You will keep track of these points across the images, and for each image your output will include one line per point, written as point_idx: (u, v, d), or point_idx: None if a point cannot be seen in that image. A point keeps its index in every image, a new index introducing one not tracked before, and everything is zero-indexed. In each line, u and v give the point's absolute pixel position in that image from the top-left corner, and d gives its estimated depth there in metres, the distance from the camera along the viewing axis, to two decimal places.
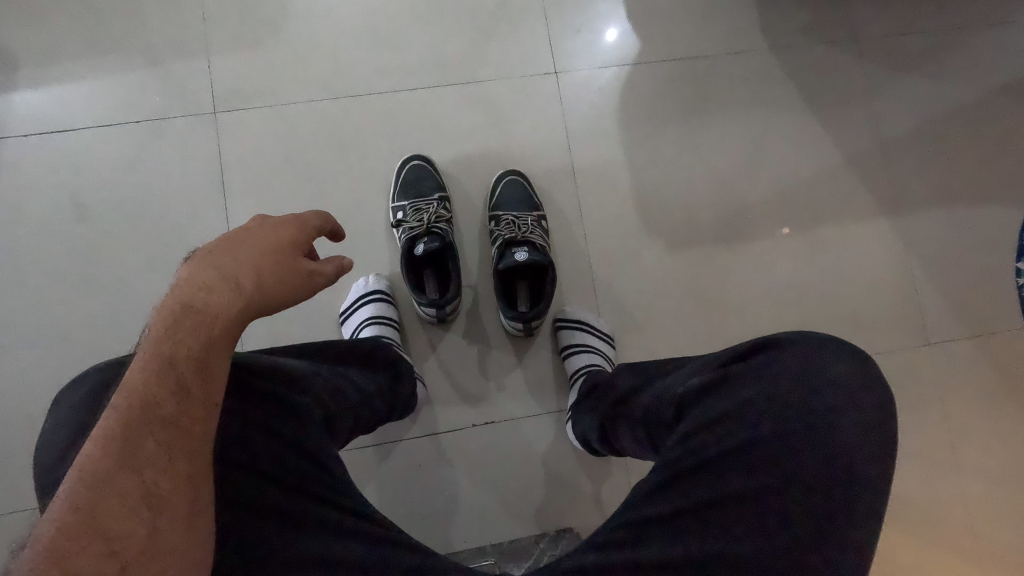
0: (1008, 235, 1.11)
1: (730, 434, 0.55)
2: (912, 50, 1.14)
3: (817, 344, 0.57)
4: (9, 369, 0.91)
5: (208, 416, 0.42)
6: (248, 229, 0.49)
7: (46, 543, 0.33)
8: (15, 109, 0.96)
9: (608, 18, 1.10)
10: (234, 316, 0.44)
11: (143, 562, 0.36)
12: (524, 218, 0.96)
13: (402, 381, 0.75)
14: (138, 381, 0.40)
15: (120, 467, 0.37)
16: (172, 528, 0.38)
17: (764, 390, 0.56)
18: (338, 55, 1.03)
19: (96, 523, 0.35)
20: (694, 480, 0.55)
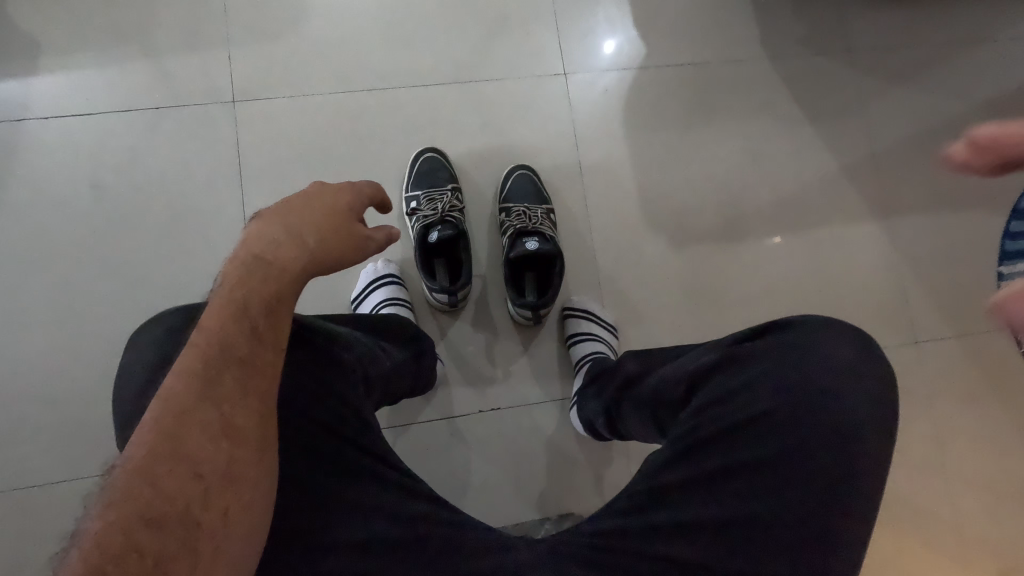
0: (991, 241, 1.16)
1: (741, 407, 0.58)
2: (901, 63, 1.20)
3: (824, 322, 0.60)
4: (28, 346, 0.93)
5: (275, 358, 0.52)
6: (309, 193, 0.58)
7: (147, 453, 0.44)
8: (36, 92, 0.98)
9: (615, 24, 1.15)
10: (297, 270, 0.54)
11: (222, 481, 0.46)
12: (535, 209, 1.00)
13: (424, 355, 0.87)
14: (217, 326, 0.50)
15: (203, 401, 0.47)
16: (247, 457, 0.48)
17: (775, 367, 0.59)
18: (355, 51, 1.07)
19: (182, 447, 0.45)
20: (707, 451, 0.58)
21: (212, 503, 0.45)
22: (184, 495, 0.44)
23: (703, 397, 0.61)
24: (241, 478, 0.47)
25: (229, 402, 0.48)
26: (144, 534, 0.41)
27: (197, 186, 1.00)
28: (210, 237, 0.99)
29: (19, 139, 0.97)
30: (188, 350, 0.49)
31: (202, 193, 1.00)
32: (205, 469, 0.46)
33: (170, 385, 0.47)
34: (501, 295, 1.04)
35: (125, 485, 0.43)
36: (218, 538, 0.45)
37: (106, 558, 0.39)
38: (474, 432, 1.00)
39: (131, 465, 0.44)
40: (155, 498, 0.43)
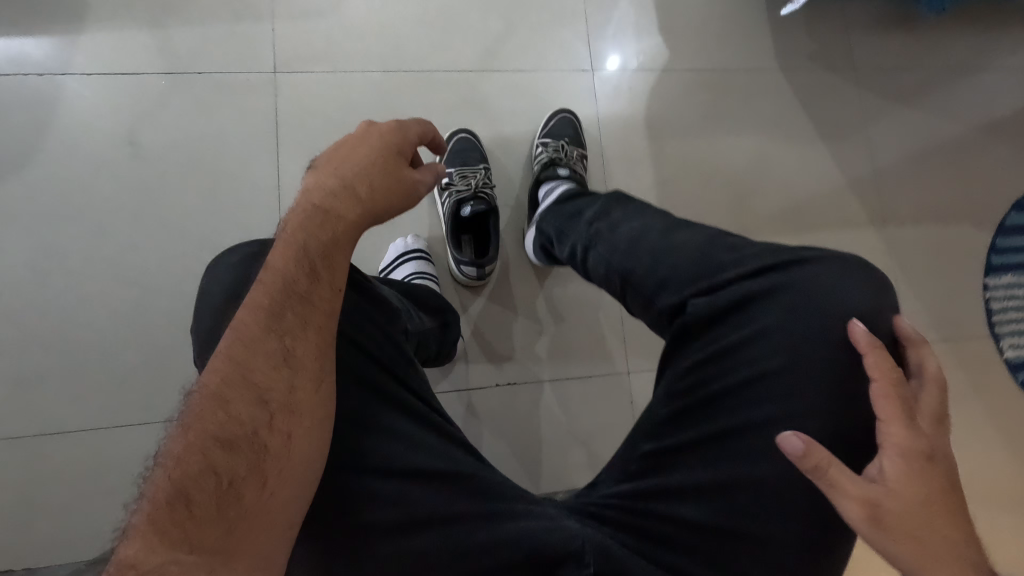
0: (978, 253, 1.24)
1: (743, 362, 0.58)
2: (902, 84, 1.28)
3: (839, 268, 0.58)
4: (56, 295, 0.94)
5: (334, 297, 0.53)
6: (361, 133, 0.62)
7: (218, 380, 0.49)
8: (81, 49, 1.00)
9: (642, 29, 1.21)
10: (355, 214, 0.57)
11: (283, 409, 0.49)
12: (570, 148, 1.06)
13: (450, 329, 0.88)
14: (281, 266, 0.54)
15: (267, 334, 0.51)
16: (305, 387, 0.50)
17: (783, 318, 0.57)
18: (395, 34, 1.11)
19: (250, 376, 0.50)
20: (702, 415, 0.58)
21: (276, 428, 0.49)
22: (251, 420, 0.48)
23: (704, 347, 0.60)
24: (301, 407, 0.50)
25: (289, 335, 0.51)
26: (219, 452, 0.46)
27: (233, 151, 1.02)
28: (243, 201, 1.01)
29: (60, 94, 0.99)
30: (258, 287, 0.53)
31: (238, 158, 1.02)
32: (270, 396, 0.49)
33: (240, 318, 0.52)
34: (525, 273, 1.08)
35: (201, 407, 0.48)
36: (281, 460, 0.48)
37: (186, 472, 0.45)
38: (489, 405, 1.03)
39: (206, 390, 0.48)
40: (226, 421, 0.47)
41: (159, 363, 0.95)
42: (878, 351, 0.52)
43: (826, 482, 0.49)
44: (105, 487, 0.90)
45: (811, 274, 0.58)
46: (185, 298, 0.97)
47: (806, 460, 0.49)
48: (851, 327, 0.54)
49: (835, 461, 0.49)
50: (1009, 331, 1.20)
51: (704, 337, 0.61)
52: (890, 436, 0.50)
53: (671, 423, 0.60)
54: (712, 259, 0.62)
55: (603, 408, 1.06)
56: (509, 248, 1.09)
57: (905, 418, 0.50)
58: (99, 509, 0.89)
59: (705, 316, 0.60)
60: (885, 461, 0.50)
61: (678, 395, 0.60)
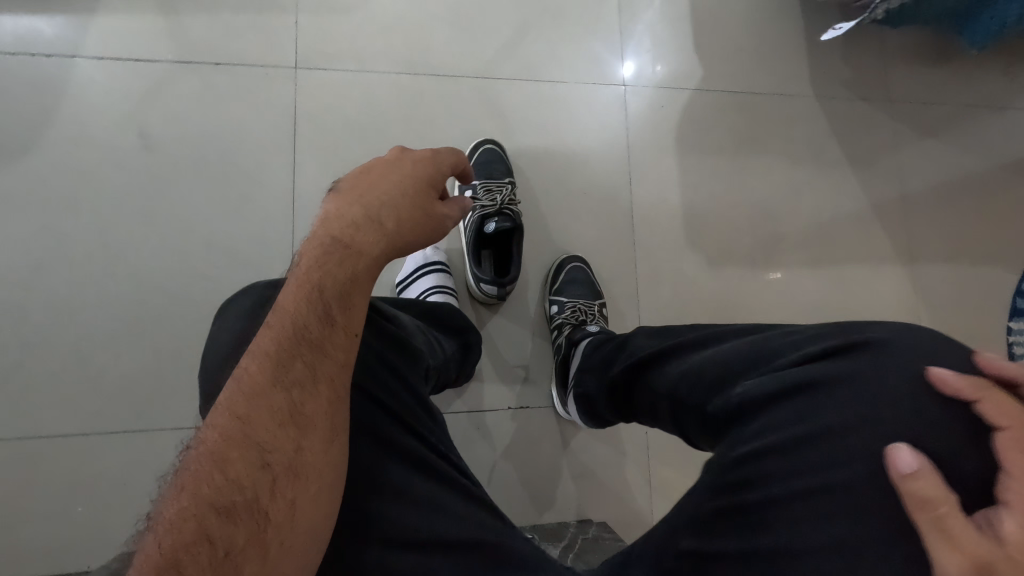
0: (1003, 296, 1.22)
1: (804, 462, 0.48)
2: (936, 117, 1.25)
3: (928, 347, 0.48)
4: (54, 289, 0.90)
5: (349, 344, 0.49)
6: (389, 160, 0.58)
7: (215, 437, 0.44)
8: (94, 31, 0.95)
9: (677, 45, 1.17)
10: (378, 249, 0.52)
11: (289, 471, 0.44)
12: (590, 305, 0.99)
13: (470, 351, 0.85)
14: (292, 306, 0.49)
15: (274, 385, 0.46)
16: (314, 448, 0.46)
17: (850, 413, 0.47)
18: (423, 35, 1.06)
19: (253, 433, 0.44)
20: (759, 520, 0.49)
21: (279, 493, 0.44)
22: (252, 484, 0.43)
23: (758, 439, 0.50)
24: (308, 470, 0.45)
25: (299, 388, 0.47)
26: (214, 521, 0.41)
27: (248, 149, 0.97)
28: (257, 200, 0.97)
29: (69, 78, 0.94)
30: (264, 330, 0.48)
31: (252, 156, 0.97)
32: (274, 458, 0.44)
33: (244, 366, 0.47)
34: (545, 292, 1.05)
35: (197, 466, 0.43)
36: (284, 529, 0.43)
37: (178, 543, 0.40)
38: (501, 429, 0.99)
39: (203, 448, 0.44)
40: (224, 486, 0.42)
41: (161, 367, 0.91)
42: (993, 396, 0.43)
43: (928, 521, 0.38)
44: (99, 495, 0.86)
45: (881, 359, 0.48)
46: (192, 299, 0.93)
47: (911, 486, 0.40)
48: (926, 370, 0.46)
49: (950, 497, 0.38)
50: None
51: (756, 425, 0.51)
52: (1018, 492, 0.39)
53: (722, 522, 0.51)
54: (765, 346, 0.55)
55: (618, 438, 1.03)
56: (533, 266, 1.05)
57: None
58: (91, 517, 0.85)
59: (760, 403, 0.52)
60: (1005, 517, 0.38)
61: (730, 490, 0.51)
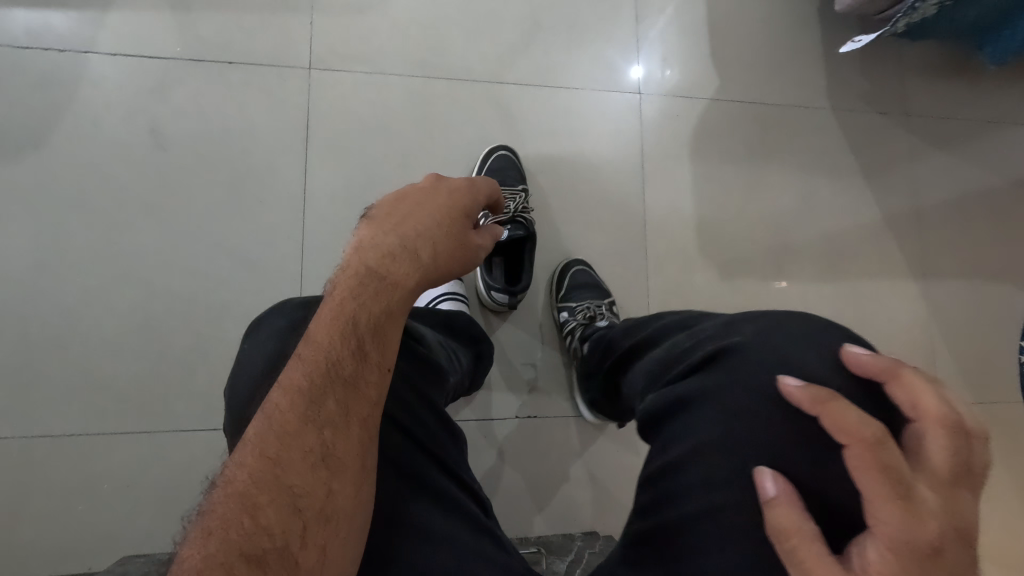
0: (1015, 315, 1.20)
1: (689, 473, 0.52)
2: (953, 132, 1.24)
3: (792, 343, 0.53)
4: (63, 287, 0.89)
5: (382, 379, 0.49)
6: (425, 189, 0.59)
7: (245, 479, 0.43)
8: (108, 26, 0.94)
9: (695, 53, 1.16)
10: (414, 281, 0.53)
11: (320, 516, 0.44)
12: (598, 305, 0.98)
13: (483, 362, 0.85)
14: (325, 340, 0.49)
15: (306, 424, 0.46)
16: (345, 490, 0.45)
17: (717, 422, 0.52)
18: (439, 37, 1.05)
19: (284, 475, 0.44)
20: (668, 535, 0.52)
21: (310, 540, 0.43)
22: (282, 530, 0.42)
23: (667, 449, 0.55)
24: (338, 515, 0.44)
25: (331, 428, 0.46)
26: (245, 570, 0.40)
27: (261, 149, 0.97)
28: (268, 201, 0.96)
29: (80, 75, 0.93)
30: (296, 364, 0.48)
31: (264, 156, 0.96)
32: (305, 502, 0.44)
33: (275, 402, 0.47)
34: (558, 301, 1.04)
35: (226, 510, 0.42)
36: None
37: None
38: (508, 439, 0.98)
39: (232, 489, 0.43)
40: (254, 532, 0.41)
41: (167, 368, 0.90)
42: (830, 405, 0.43)
43: (786, 554, 0.42)
44: (101, 496, 0.85)
45: (739, 368, 0.53)
46: (201, 299, 0.92)
47: (772, 514, 0.44)
48: (844, 352, 0.48)
49: (804, 527, 0.42)
50: None
51: (665, 435, 0.57)
52: (878, 521, 0.39)
53: (643, 543, 0.54)
54: (670, 357, 0.62)
55: (624, 450, 1.02)
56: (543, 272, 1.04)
57: (897, 496, 0.38)
58: (92, 519, 0.85)
59: (659, 421, 0.58)
60: (869, 547, 0.40)
61: (648, 511, 0.55)
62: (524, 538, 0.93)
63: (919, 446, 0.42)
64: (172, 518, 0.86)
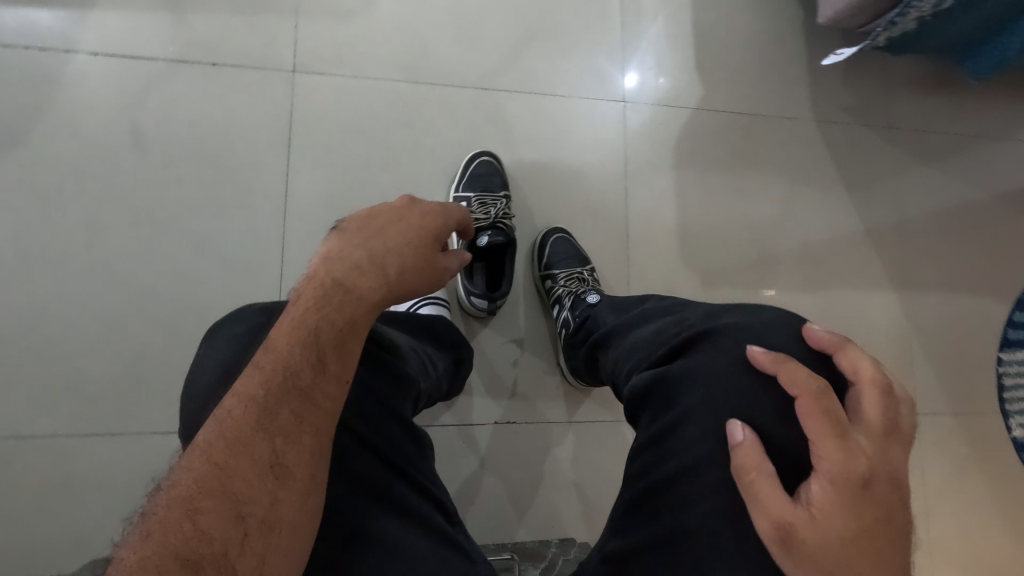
0: (995, 329, 1.21)
1: (677, 443, 0.53)
2: (935, 145, 1.25)
3: (764, 326, 0.54)
4: (40, 286, 0.88)
5: (339, 392, 0.49)
6: (399, 208, 0.59)
7: (190, 482, 0.43)
8: (90, 26, 0.94)
9: (680, 63, 1.17)
10: (378, 297, 0.53)
11: (263, 524, 0.43)
12: (581, 271, 0.99)
13: (461, 367, 0.85)
14: (285, 350, 0.49)
15: (257, 432, 0.45)
16: (291, 500, 0.45)
17: (698, 395, 0.53)
18: (425, 43, 1.06)
19: (230, 481, 0.43)
20: (660, 500, 0.52)
21: (251, 549, 0.42)
22: (223, 536, 0.42)
23: (651, 426, 0.56)
24: (282, 524, 0.44)
25: (282, 438, 0.46)
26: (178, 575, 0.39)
27: (243, 151, 0.96)
28: (249, 203, 0.95)
29: (62, 73, 0.93)
30: (254, 372, 0.48)
31: (246, 159, 0.96)
32: (249, 510, 0.43)
33: (228, 408, 0.46)
34: (536, 307, 1.04)
35: (167, 513, 0.42)
36: None
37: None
38: (487, 444, 0.98)
39: (177, 492, 0.43)
40: (193, 536, 0.41)
41: (140, 372, 0.89)
42: (789, 366, 0.48)
43: (747, 490, 0.46)
44: (73, 499, 0.84)
45: (716, 350, 0.54)
46: (179, 300, 0.91)
47: (736, 455, 0.47)
48: (806, 330, 0.52)
49: (763, 467, 0.46)
50: (1017, 411, 1.18)
51: (651, 413, 0.57)
52: (821, 460, 0.44)
53: (636, 512, 0.54)
54: (657, 337, 0.62)
55: (603, 458, 1.02)
56: (521, 280, 1.04)
57: (836, 435, 0.44)
58: (61, 521, 0.84)
59: (645, 398, 0.58)
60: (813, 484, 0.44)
61: (637, 482, 0.55)
62: (500, 543, 0.93)
63: (856, 404, 0.47)
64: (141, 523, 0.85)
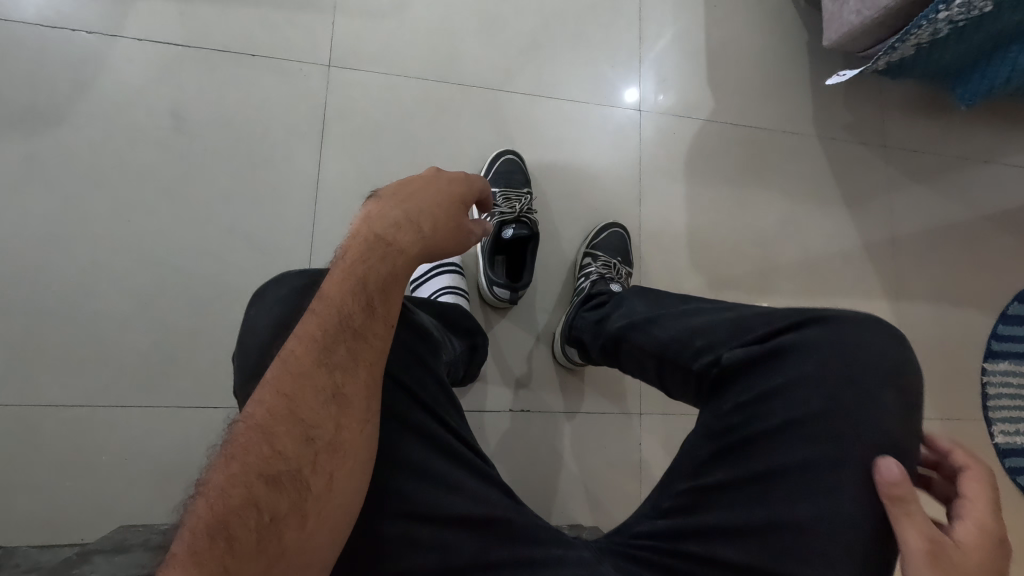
0: (979, 340, 1.28)
1: (777, 408, 0.57)
2: (928, 165, 1.33)
3: (865, 321, 0.58)
4: (74, 261, 0.91)
5: (387, 331, 0.55)
6: (429, 176, 0.64)
7: (263, 412, 0.51)
8: (135, 14, 0.98)
9: (692, 77, 1.23)
10: (413, 251, 0.58)
11: (328, 447, 0.51)
12: (619, 265, 1.05)
13: (477, 352, 0.88)
14: (338, 297, 0.55)
15: (317, 367, 0.53)
16: (351, 427, 0.52)
17: (810, 369, 0.56)
18: (454, 46, 1.11)
19: (297, 411, 0.51)
20: (745, 452, 0.57)
21: (319, 468, 0.50)
22: (295, 456, 0.50)
23: (747, 391, 0.59)
24: (345, 447, 0.51)
25: (340, 373, 0.53)
26: (261, 487, 0.48)
27: (277, 139, 1.00)
28: (281, 189, 0.99)
29: (106, 57, 0.96)
30: (310, 317, 0.55)
31: (280, 147, 1.00)
32: (315, 434, 0.51)
33: (291, 348, 0.53)
34: (557, 296, 1.09)
35: (246, 439, 0.50)
36: (322, 501, 0.49)
37: (229, 505, 0.47)
38: (500, 431, 1.02)
39: (253, 421, 0.50)
40: (270, 456, 0.49)
41: (168, 348, 0.91)
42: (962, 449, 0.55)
43: (897, 513, 0.50)
44: (98, 470, 0.86)
45: (829, 335, 0.57)
46: (209, 280, 0.94)
47: (891, 487, 0.50)
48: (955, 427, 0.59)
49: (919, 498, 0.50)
50: (1000, 418, 1.24)
51: (745, 380, 0.60)
52: (971, 511, 0.50)
53: (720, 459, 0.58)
54: (740, 319, 0.63)
55: (610, 447, 1.06)
56: (565, 251, 1.11)
57: (990, 501, 0.50)
58: (87, 489, 0.85)
59: (740, 372, 0.60)
60: (958, 526, 0.49)
61: (716, 435, 0.59)
62: None
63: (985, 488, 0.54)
64: (165, 492, 0.87)
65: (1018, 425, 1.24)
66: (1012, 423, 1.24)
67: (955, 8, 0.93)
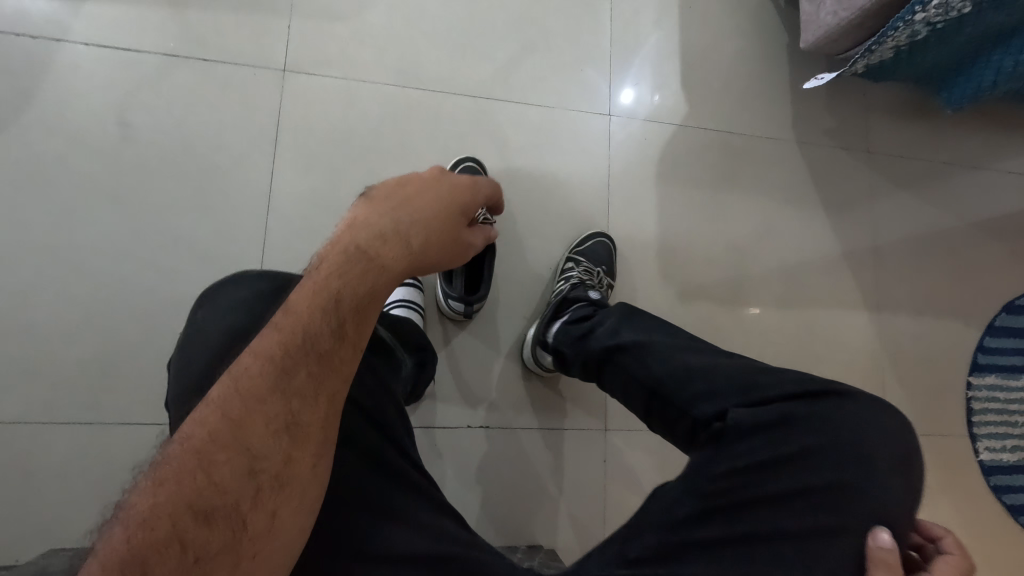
0: (964, 353, 1.24)
1: (775, 478, 0.57)
2: (914, 171, 1.28)
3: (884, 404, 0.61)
4: (14, 273, 0.88)
5: (354, 357, 0.53)
6: (428, 185, 0.64)
7: (205, 435, 0.46)
8: (82, 17, 0.95)
9: (666, 80, 1.19)
10: (401, 266, 0.57)
11: (274, 482, 0.47)
12: (602, 275, 1.03)
13: (425, 369, 0.84)
14: (305, 313, 0.51)
15: (273, 392, 0.49)
16: (303, 460, 0.49)
17: (823, 442, 0.58)
18: (416, 49, 1.07)
19: (243, 437, 0.47)
20: (730, 515, 0.57)
21: (261, 503, 0.46)
22: (235, 489, 0.46)
23: (752, 454, 0.58)
24: (294, 482, 0.48)
25: (297, 400, 0.49)
26: (190, 523, 0.43)
27: (228, 147, 0.97)
28: (231, 198, 0.96)
29: (50, 63, 0.93)
30: (271, 333, 0.50)
31: (231, 155, 0.97)
32: (261, 466, 0.47)
33: (245, 366, 0.49)
34: (520, 307, 1.06)
35: (180, 464, 0.45)
36: (261, 541, 0.46)
37: (149, 540, 0.42)
38: (456, 449, 0.98)
39: (190, 445, 0.46)
40: (206, 488, 0.45)
41: (109, 363, 0.89)
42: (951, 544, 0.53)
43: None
44: (32, 489, 0.84)
45: (845, 413, 0.59)
46: (153, 292, 0.92)
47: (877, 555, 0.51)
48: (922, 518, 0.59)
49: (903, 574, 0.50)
50: (986, 434, 1.20)
51: (748, 442, 0.59)
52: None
53: (707, 517, 0.57)
54: (753, 376, 0.63)
55: (571, 464, 1.03)
56: (529, 260, 1.07)
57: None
58: (19, 509, 0.83)
59: (744, 430, 0.60)
60: None
61: (709, 495, 0.58)
62: None
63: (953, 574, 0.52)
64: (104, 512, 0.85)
65: (1005, 441, 1.20)
66: (997, 439, 1.20)
67: (931, 9, 0.88)
